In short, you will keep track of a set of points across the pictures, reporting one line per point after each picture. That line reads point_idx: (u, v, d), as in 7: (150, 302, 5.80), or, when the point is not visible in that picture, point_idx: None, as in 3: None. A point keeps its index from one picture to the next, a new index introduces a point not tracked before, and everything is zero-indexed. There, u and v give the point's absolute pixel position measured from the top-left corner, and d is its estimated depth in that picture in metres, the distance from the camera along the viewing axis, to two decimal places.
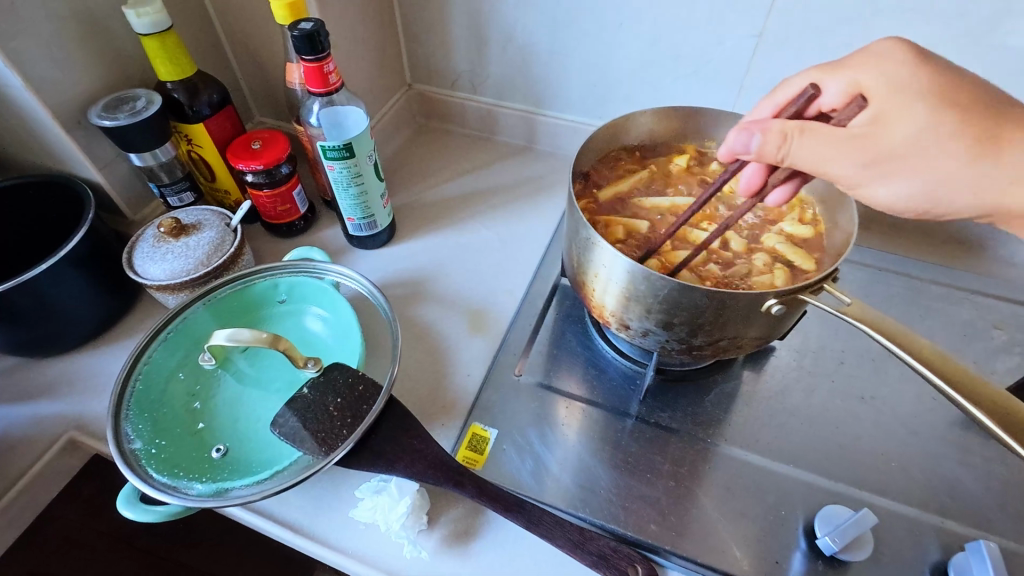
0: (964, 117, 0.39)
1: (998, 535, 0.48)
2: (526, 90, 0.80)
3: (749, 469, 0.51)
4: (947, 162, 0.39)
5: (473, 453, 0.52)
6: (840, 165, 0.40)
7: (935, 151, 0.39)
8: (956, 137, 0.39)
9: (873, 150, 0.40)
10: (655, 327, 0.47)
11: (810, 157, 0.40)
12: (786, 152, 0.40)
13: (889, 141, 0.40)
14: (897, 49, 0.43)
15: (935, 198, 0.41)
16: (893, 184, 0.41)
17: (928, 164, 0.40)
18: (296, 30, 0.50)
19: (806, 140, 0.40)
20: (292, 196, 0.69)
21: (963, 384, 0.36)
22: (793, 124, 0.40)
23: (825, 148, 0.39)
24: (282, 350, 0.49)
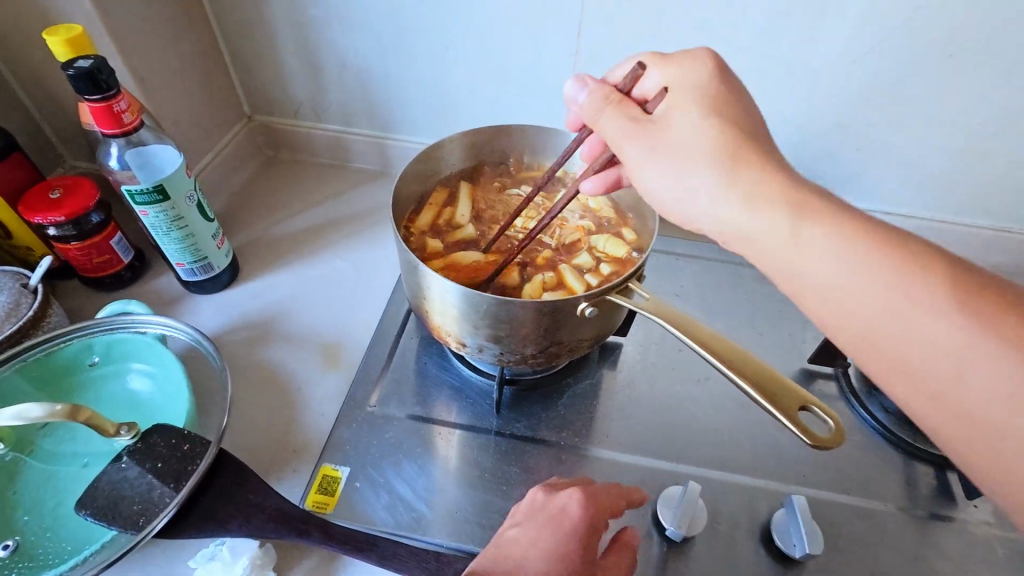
0: (740, 135, 0.39)
1: (812, 487, 0.54)
2: (370, 115, 0.80)
3: (600, 466, 0.54)
4: (707, 179, 0.38)
5: (323, 496, 0.50)
6: (628, 145, 0.41)
7: (700, 159, 0.38)
8: (722, 157, 0.38)
9: (654, 138, 0.40)
10: (487, 342, 0.48)
11: (619, 127, 0.42)
12: (598, 115, 0.43)
13: (672, 137, 0.40)
14: (713, 59, 0.43)
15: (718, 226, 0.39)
16: (662, 177, 0.40)
17: (714, 165, 0.38)
18: (72, 69, 0.46)
19: (609, 112, 0.42)
20: (110, 246, 0.63)
21: (732, 361, 0.40)
22: (617, 94, 0.43)
23: (625, 123, 0.41)
24: (84, 421, 0.43)
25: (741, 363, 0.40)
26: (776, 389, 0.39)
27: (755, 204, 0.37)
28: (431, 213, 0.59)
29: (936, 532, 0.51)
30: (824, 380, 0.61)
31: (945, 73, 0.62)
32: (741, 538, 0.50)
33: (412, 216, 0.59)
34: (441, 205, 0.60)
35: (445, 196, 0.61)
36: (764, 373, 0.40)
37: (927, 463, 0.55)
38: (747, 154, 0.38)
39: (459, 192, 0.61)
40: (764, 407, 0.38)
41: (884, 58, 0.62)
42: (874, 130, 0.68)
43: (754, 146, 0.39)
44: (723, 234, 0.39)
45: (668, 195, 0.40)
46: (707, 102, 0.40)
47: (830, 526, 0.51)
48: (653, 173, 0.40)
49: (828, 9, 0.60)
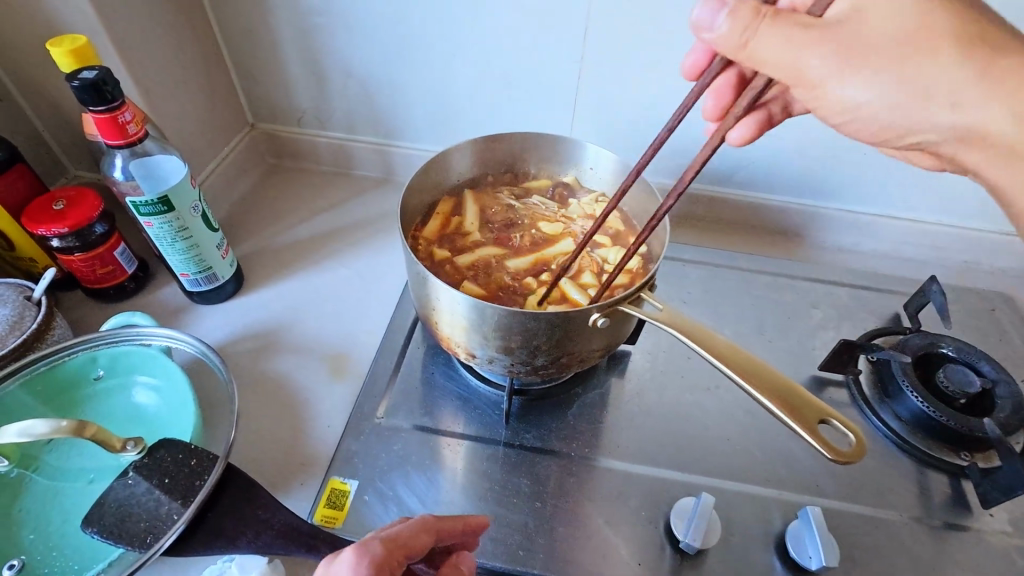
0: (965, 24, 0.38)
1: (825, 497, 0.53)
2: (374, 122, 0.80)
3: (612, 477, 0.53)
4: (894, 71, 0.38)
5: (332, 511, 0.49)
6: (807, 56, 0.37)
7: (912, 51, 0.37)
8: (909, 46, 0.37)
9: (846, 48, 0.37)
10: (497, 353, 0.47)
11: (778, 45, 0.37)
12: (748, 37, 0.38)
13: (863, 32, 0.37)
14: None
15: (880, 114, 0.40)
16: (853, 89, 0.39)
17: (914, 62, 0.37)
18: (77, 81, 0.46)
19: (767, 28, 0.37)
20: (114, 257, 0.62)
21: (749, 373, 0.40)
22: (768, 7, 0.37)
23: (785, 41, 0.37)
24: (90, 437, 0.43)
25: (757, 374, 0.40)
26: (793, 400, 0.39)
27: (931, 77, 0.37)
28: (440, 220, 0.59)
29: (952, 542, 0.51)
30: (835, 388, 0.61)
31: None
32: (756, 550, 0.49)
33: (421, 225, 0.59)
34: (449, 215, 0.60)
35: (453, 205, 0.61)
36: (782, 386, 0.39)
37: (941, 471, 0.55)
38: (939, 51, 0.37)
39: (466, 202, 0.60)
40: (783, 420, 0.38)
41: None
42: None
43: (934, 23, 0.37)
44: (924, 126, 0.40)
45: (860, 102, 0.40)
46: None
47: (844, 536, 0.51)
48: (853, 83, 0.38)
49: None
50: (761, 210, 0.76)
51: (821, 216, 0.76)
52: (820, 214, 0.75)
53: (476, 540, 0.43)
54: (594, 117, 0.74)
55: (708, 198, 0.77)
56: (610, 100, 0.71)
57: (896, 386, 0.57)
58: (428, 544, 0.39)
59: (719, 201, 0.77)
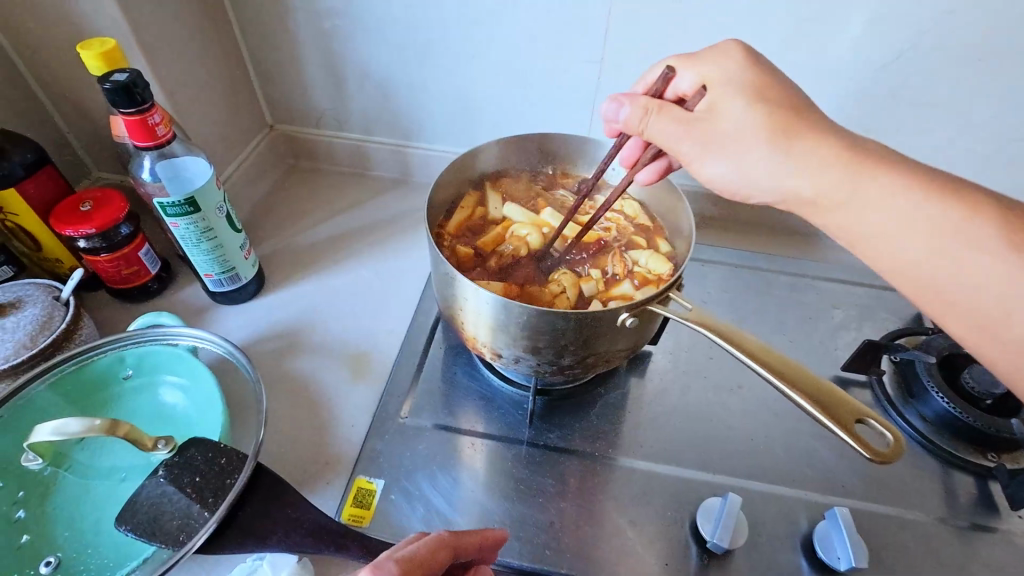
0: (781, 113, 0.42)
1: (851, 497, 0.53)
2: (392, 124, 0.80)
3: (636, 477, 0.53)
4: (766, 153, 0.42)
5: (359, 510, 0.49)
6: (682, 144, 0.44)
7: (758, 142, 0.42)
8: (775, 132, 0.42)
9: (706, 132, 0.43)
10: (524, 353, 0.47)
11: (662, 133, 0.45)
12: (645, 124, 0.45)
13: (717, 131, 0.43)
14: (740, 49, 0.46)
15: (746, 184, 0.44)
16: (719, 167, 0.43)
17: (751, 150, 0.42)
18: (108, 83, 0.46)
19: (657, 119, 0.44)
20: (138, 257, 0.63)
21: (783, 374, 0.40)
22: (655, 102, 0.45)
23: (674, 126, 0.44)
24: (122, 435, 0.43)
25: (786, 374, 0.40)
26: (827, 401, 0.39)
27: (809, 169, 0.41)
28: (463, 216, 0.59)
29: (980, 544, 0.50)
30: (859, 388, 0.61)
31: (975, 76, 0.61)
32: (783, 550, 0.49)
33: (447, 219, 0.59)
34: (474, 208, 0.60)
35: (478, 198, 0.61)
36: (816, 386, 0.40)
37: (967, 472, 0.54)
38: (815, 136, 0.41)
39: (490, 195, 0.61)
40: (817, 420, 0.38)
41: (912, 63, 0.61)
42: (903, 135, 0.68)
43: (807, 118, 0.42)
44: (783, 199, 0.43)
45: (722, 178, 0.44)
46: (748, 89, 0.43)
47: (872, 537, 0.50)
48: (713, 165, 0.43)
49: (858, 14, 0.59)
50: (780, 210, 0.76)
51: None
52: None
53: (495, 554, 0.42)
54: None
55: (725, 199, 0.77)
56: None
57: (921, 388, 0.57)
58: (447, 561, 0.37)
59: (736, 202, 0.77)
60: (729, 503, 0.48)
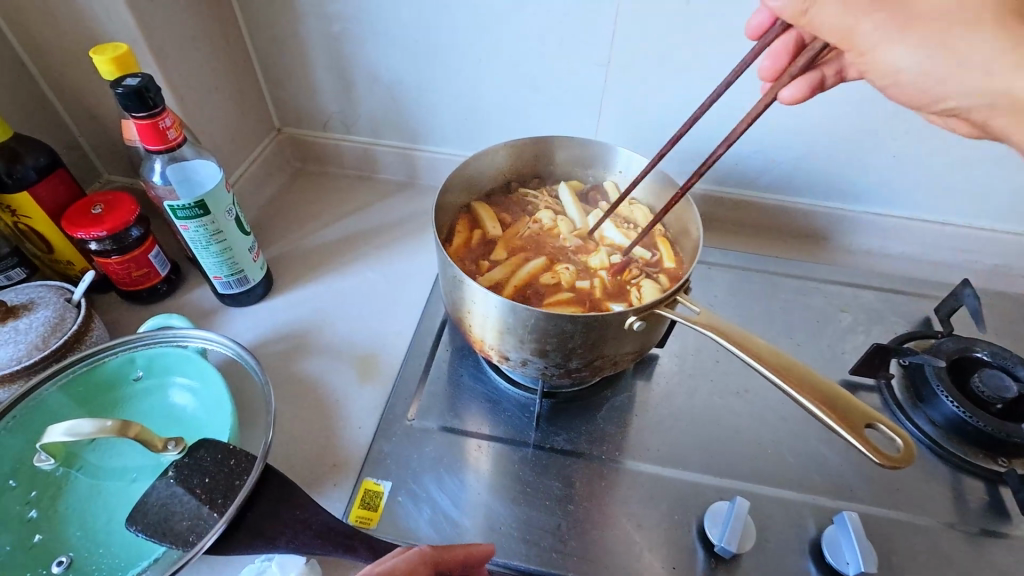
0: (1005, 1, 0.39)
1: (860, 502, 0.53)
2: (399, 127, 0.81)
3: (643, 480, 0.53)
4: (948, 37, 0.40)
5: (366, 512, 0.50)
6: (864, 26, 0.40)
7: (953, 27, 0.39)
8: (989, 13, 0.39)
9: (896, 11, 0.40)
10: (532, 356, 0.47)
11: (837, 12, 0.40)
12: (812, 6, 0.40)
13: (919, 9, 0.40)
14: None
15: (932, 76, 0.42)
16: (905, 53, 0.41)
17: (953, 40, 0.40)
18: (121, 87, 0.47)
19: (830, 1, 0.40)
20: (148, 260, 0.63)
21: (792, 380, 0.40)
22: None
23: (847, 5, 0.40)
24: (133, 437, 0.44)
25: (794, 379, 0.40)
26: (837, 407, 0.39)
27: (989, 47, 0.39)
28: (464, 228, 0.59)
29: (990, 549, 0.50)
30: (867, 392, 0.60)
31: None
32: (790, 555, 0.49)
33: (444, 239, 0.58)
34: (469, 227, 0.60)
35: (470, 218, 0.61)
36: (827, 390, 0.40)
37: (977, 478, 0.54)
38: (977, 20, 0.39)
39: (484, 212, 0.60)
40: (825, 425, 0.38)
41: None
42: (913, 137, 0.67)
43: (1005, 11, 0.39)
44: (975, 95, 0.41)
45: (913, 66, 0.42)
46: None
47: (881, 542, 0.50)
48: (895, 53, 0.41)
49: None
50: (787, 212, 0.76)
51: (847, 219, 0.75)
52: (847, 217, 0.75)
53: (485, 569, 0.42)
54: (619, 121, 0.74)
55: (732, 201, 0.77)
56: (635, 104, 0.72)
57: (930, 392, 0.56)
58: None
59: (743, 204, 0.77)
60: (736, 508, 0.48)
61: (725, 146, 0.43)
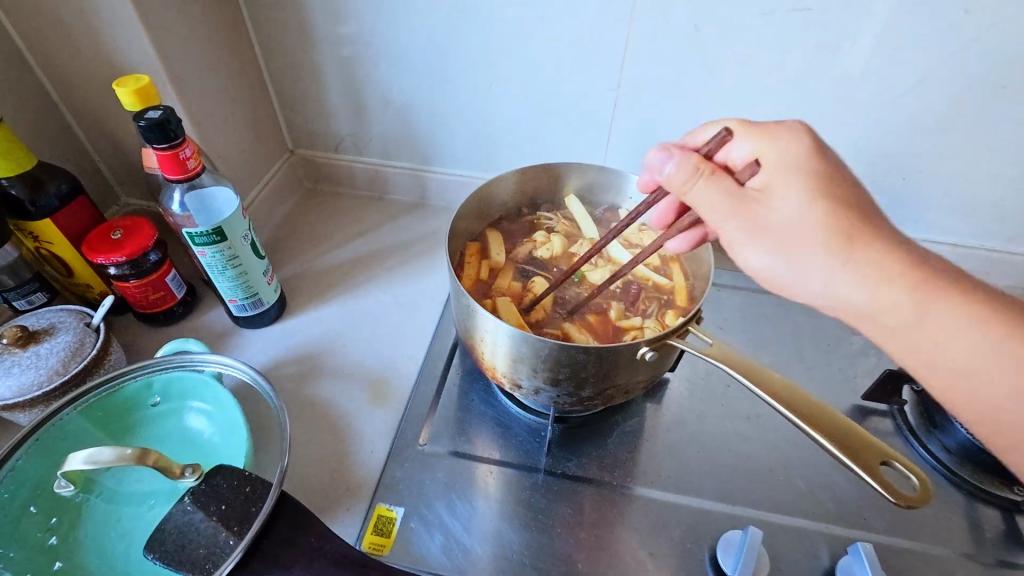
0: (843, 216, 0.40)
1: (874, 531, 0.52)
2: (411, 149, 0.82)
3: (654, 507, 0.53)
4: (818, 254, 0.40)
5: (379, 538, 0.50)
6: (728, 225, 0.42)
7: (817, 247, 0.40)
8: (844, 237, 0.40)
9: (754, 223, 0.41)
10: (544, 384, 0.48)
11: (707, 202, 0.42)
12: (690, 188, 0.43)
13: (770, 219, 0.41)
14: (809, 136, 0.45)
15: (785, 283, 0.42)
16: (762, 257, 0.42)
17: (804, 245, 0.40)
18: (144, 121, 0.48)
19: (706, 185, 0.42)
20: (165, 283, 0.64)
21: (806, 412, 0.40)
22: (707, 164, 0.42)
23: (720, 198, 0.42)
24: (152, 464, 0.44)
25: (806, 411, 0.40)
26: (851, 442, 0.39)
27: (865, 282, 0.40)
28: (475, 260, 0.59)
29: None
30: (880, 418, 0.60)
31: (997, 103, 0.61)
32: None
33: (455, 269, 0.58)
34: (478, 257, 0.60)
35: (479, 248, 0.61)
36: (842, 425, 0.40)
37: (993, 506, 0.53)
38: (872, 237, 0.40)
39: (493, 241, 0.61)
40: (838, 459, 0.38)
41: (931, 92, 0.61)
42: (921, 161, 0.67)
43: (868, 226, 0.40)
44: (835, 306, 0.42)
45: (766, 270, 0.42)
46: (810, 182, 0.42)
47: (896, 572, 0.50)
48: (756, 255, 0.42)
49: (875, 46, 0.59)
50: None
51: None
52: None
53: None
54: (628, 145, 0.75)
55: None
56: (645, 129, 0.72)
57: (945, 419, 0.56)
58: None
59: None
60: (750, 539, 0.47)
61: (631, 264, 0.49)
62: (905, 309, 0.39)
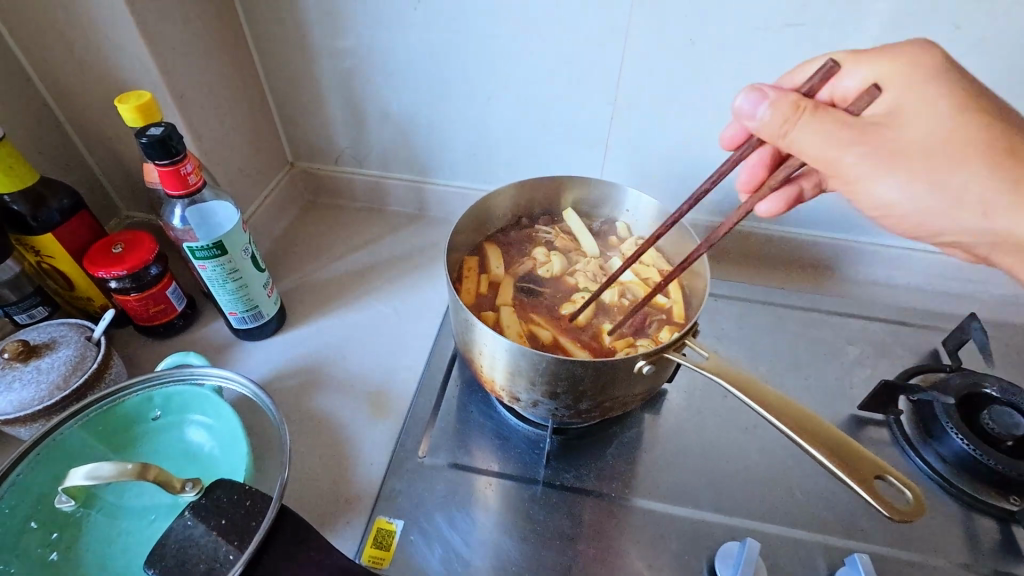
0: (993, 133, 0.41)
1: (871, 543, 0.52)
2: (410, 161, 0.83)
3: (652, 518, 0.53)
4: (981, 170, 0.40)
5: (378, 551, 0.50)
6: (843, 156, 0.41)
7: (970, 162, 0.40)
8: (955, 149, 0.40)
9: (890, 147, 0.41)
10: (543, 397, 0.48)
11: (815, 138, 0.40)
12: (791, 131, 0.41)
13: (900, 139, 0.41)
14: (936, 54, 0.44)
15: (924, 208, 0.42)
16: (892, 188, 0.42)
17: (935, 168, 0.41)
18: (145, 137, 0.48)
19: (813, 124, 0.40)
20: (165, 295, 0.65)
21: (797, 424, 0.40)
22: (809, 101, 0.40)
23: (824, 135, 0.40)
24: (151, 479, 0.44)
25: (796, 423, 0.40)
26: (844, 454, 0.39)
27: (943, 191, 0.41)
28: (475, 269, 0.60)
29: None
30: (876, 428, 0.60)
31: None
32: None
33: (454, 283, 0.59)
34: (477, 271, 0.61)
35: (478, 261, 0.62)
36: (833, 438, 0.40)
37: (988, 516, 0.54)
38: (967, 157, 0.40)
39: (491, 253, 0.62)
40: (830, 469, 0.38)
41: None
42: None
43: (1003, 138, 0.41)
44: (994, 237, 0.42)
45: (893, 202, 0.43)
46: (958, 98, 0.42)
47: None
48: (888, 184, 0.42)
49: None
50: (793, 244, 0.77)
51: (853, 251, 0.76)
52: (852, 249, 0.76)
53: None
54: (626, 157, 0.76)
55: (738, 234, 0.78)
56: (642, 141, 0.73)
57: (940, 429, 0.56)
58: None
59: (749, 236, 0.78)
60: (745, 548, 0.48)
61: (708, 245, 0.44)
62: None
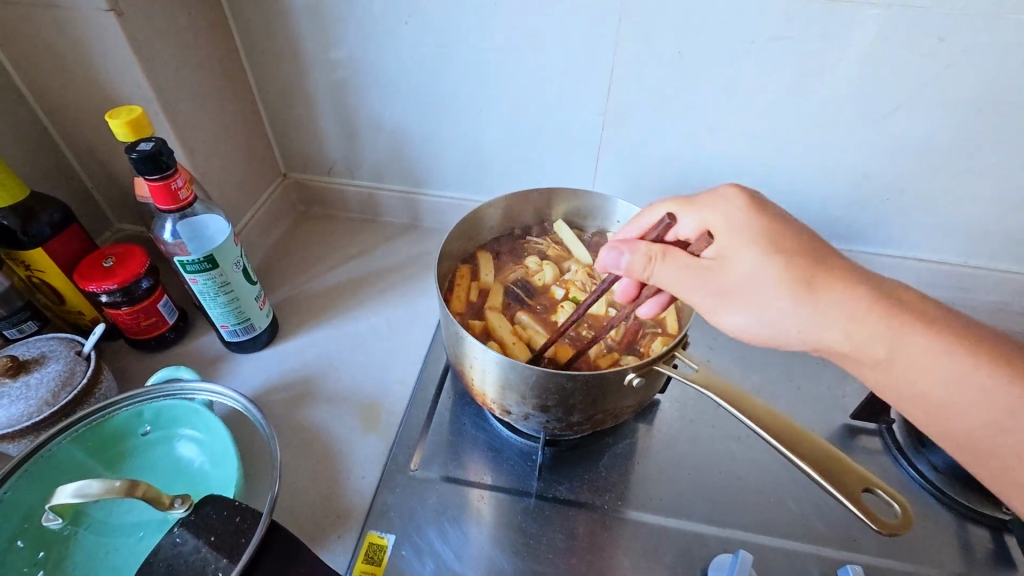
0: (800, 265, 0.42)
1: (865, 553, 0.52)
2: (403, 172, 0.83)
3: (645, 531, 0.53)
4: (786, 304, 0.41)
5: (370, 566, 0.50)
6: (691, 292, 0.43)
7: (782, 294, 0.41)
8: (800, 285, 0.41)
9: (725, 287, 0.43)
10: (534, 410, 0.48)
11: (674, 276, 0.42)
12: (649, 271, 0.43)
13: (731, 280, 0.42)
14: (745, 197, 0.46)
15: (772, 332, 0.43)
16: (738, 317, 0.43)
17: (766, 299, 0.42)
18: (136, 153, 0.48)
19: (662, 266, 0.42)
20: (157, 309, 0.64)
21: (785, 437, 0.40)
22: (658, 248, 0.42)
23: (680, 273, 0.42)
24: (140, 496, 0.44)
25: (783, 435, 0.41)
26: (832, 467, 0.39)
27: (799, 316, 0.41)
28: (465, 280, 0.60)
29: None
30: (868, 437, 0.60)
31: (975, 125, 0.62)
32: None
33: (445, 294, 0.59)
34: (469, 280, 0.61)
35: (470, 270, 0.62)
36: (819, 451, 0.40)
37: (982, 525, 0.54)
38: (802, 288, 0.41)
39: (482, 262, 0.62)
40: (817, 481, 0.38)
41: (910, 115, 0.63)
42: (904, 181, 0.69)
43: (827, 266, 0.42)
44: (817, 350, 0.43)
45: (744, 327, 0.44)
46: (760, 241, 0.43)
47: None
48: (728, 314, 0.43)
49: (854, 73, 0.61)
50: None
51: None
52: None
53: None
54: (617, 167, 0.76)
55: None
56: (632, 151, 0.74)
57: (932, 438, 0.56)
58: None
59: None
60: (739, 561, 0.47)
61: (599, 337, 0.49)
62: (871, 341, 0.41)
